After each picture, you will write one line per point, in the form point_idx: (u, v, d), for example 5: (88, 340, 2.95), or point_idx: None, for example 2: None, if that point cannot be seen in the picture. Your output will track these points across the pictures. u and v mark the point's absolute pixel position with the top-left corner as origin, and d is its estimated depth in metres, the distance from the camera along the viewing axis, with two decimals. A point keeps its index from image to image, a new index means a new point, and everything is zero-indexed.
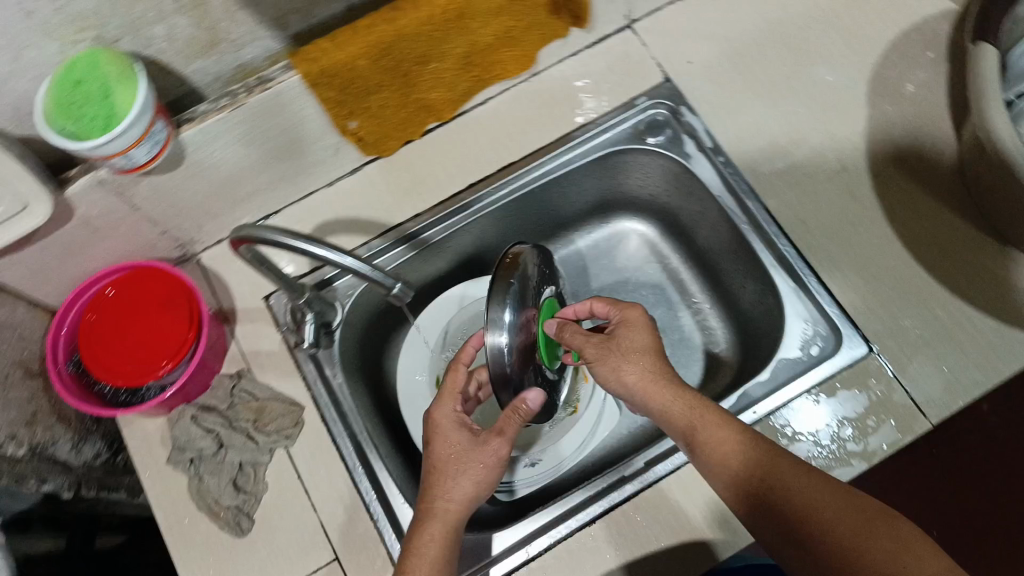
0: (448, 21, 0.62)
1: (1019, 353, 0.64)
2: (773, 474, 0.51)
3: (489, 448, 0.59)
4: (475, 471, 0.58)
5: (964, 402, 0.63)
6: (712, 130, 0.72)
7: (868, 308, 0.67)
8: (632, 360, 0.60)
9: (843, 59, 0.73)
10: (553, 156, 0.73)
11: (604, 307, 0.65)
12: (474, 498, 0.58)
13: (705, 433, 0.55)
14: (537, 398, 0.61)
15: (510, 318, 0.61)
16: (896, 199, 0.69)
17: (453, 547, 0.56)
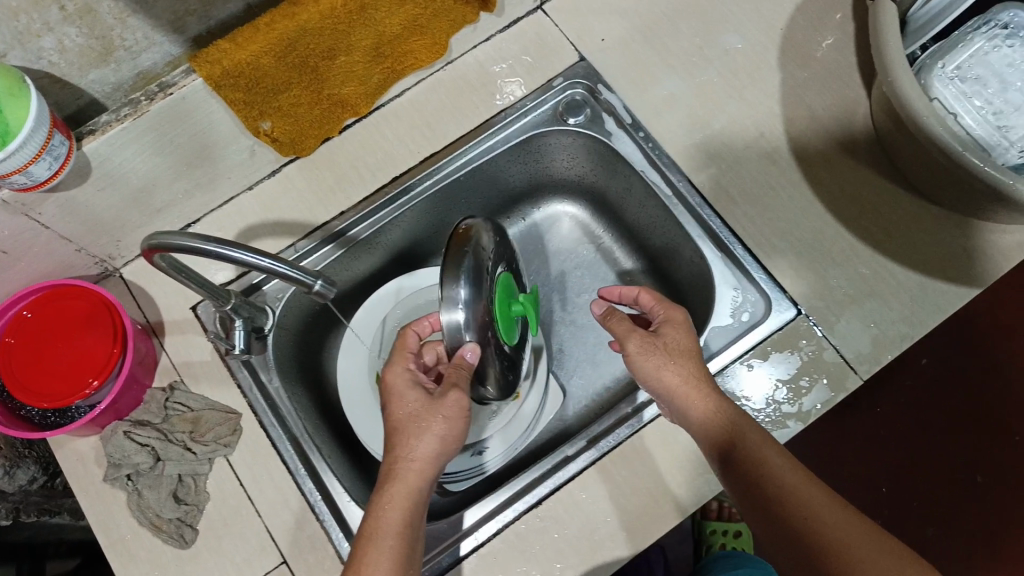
0: (352, 14, 0.61)
1: (939, 304, 0.66)
2: (809, 508, 0.54)
3: (449, 402, 0.60)
4: (434, 428, 0.58)
5: (891, 356, 0.65)
6: (630, 105, 0.73)
7: (794, 271, 0.68)
8: (683, 358, 0.61)
9: (750, 26, 0.74)
10: (475, 144, 0.73)
11: (648, 301, 0.67)
12: (437, 455, 0.58)
13: (748, 451, 0.57)
14: (473, 355, 0.62)
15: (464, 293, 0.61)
16: (814, 162, 0.70)
17: (412, 511, 0.56)
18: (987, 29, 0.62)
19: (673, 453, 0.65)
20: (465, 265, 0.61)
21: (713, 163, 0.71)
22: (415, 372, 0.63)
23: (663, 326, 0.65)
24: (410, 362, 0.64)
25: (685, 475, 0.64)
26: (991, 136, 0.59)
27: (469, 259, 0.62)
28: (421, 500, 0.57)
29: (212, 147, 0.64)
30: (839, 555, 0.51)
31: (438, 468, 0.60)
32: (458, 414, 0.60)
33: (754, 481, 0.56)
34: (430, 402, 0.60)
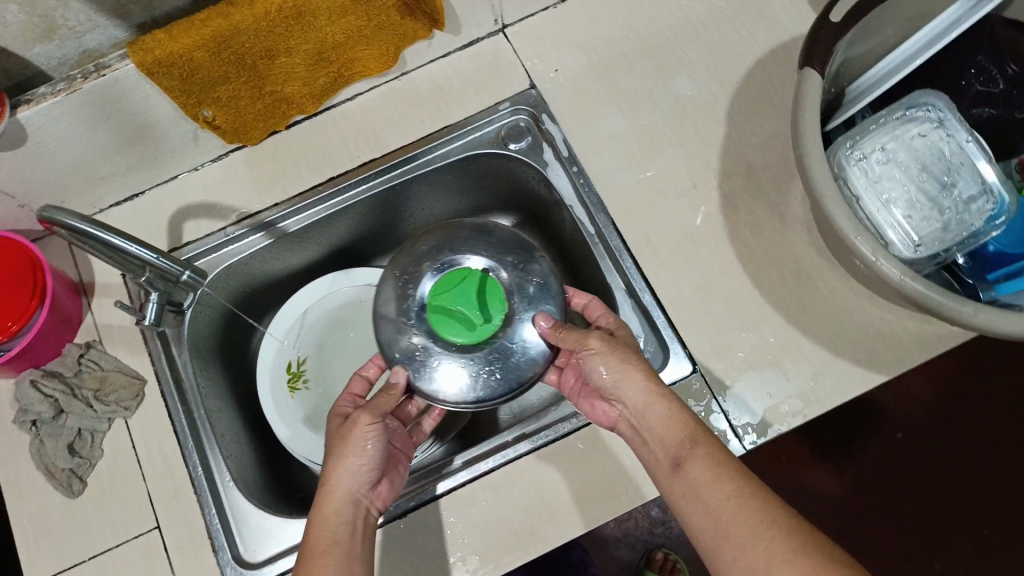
0: (289, 18, 0.62)
1: (839, 384, 0.65)
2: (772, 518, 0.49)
3: (350, 426, 0.59)
4: (340, 451, 0.58)
5: (780, 429, 0.64)
6: (570, 139, 0.73)
7: (698, 327, 0.68)
8: (633, 361, 0.59)
9: (705, 75, 0.73)
10: (412, 157, 0.74)
11: (596, 308, 0.67)
12: (354, 472, 0.58)
13: (707, 454, 0.53)
14: (398, 375, 0.63)
15: (382, 304, 0.67)
16: (741, 221, 0.70)
17: (341, 525, 0.56)
18: (911, 112, 0.62)
19: (541, 487, 0.66)
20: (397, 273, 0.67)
21: (641, 208, 0.71)
22: (345, 403, 0.65)
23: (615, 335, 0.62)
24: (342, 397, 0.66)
25: (546, 512, 0.65)
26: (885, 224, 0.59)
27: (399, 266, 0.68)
28: (347, 519, 0.56)
29: (153, 128, 0.67)
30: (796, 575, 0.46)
31: (370, 485, 0.59)
32: (369, 432, 0.59)
33: (710, 484, 0.52)
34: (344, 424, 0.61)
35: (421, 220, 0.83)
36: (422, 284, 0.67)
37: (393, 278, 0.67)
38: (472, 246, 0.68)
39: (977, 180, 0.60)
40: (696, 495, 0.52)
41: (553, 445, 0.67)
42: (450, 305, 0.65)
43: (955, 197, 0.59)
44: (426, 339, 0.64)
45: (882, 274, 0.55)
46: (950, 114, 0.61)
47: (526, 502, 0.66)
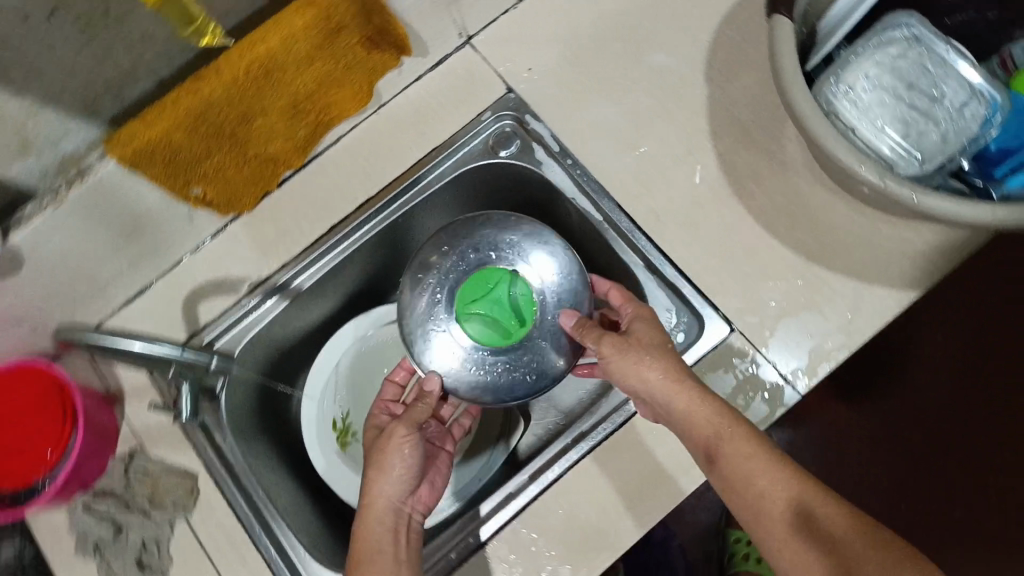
0: (258, 79, 0.60)
1: (874, 309, 0.66)
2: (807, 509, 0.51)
3: (388, 435, 0.63)
4: (378, 461, 0.62)
5: (829, 367, 0.65)
6: (558, 133, 0.73)
7: (726, 287, 0.68)
8: (651, 359, 0.59)
9: (677, 42, 0.73)
10: (406, 186, 0.74)
11: (620, 294, 0.66)
12: (392, 481, 0.61)
13: (737, 450, 0.54)
14: (432, 383, 0.65)
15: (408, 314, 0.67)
16: (745, 175, 0.70)
17: (385, 534, 0.60)
18: (889, 35, 0.63)
19: (615, 479, 0.66)
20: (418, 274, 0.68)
21: (643, 186, 0.71)
22: (381, 412, 0.69)
23: (637, 326, 0.62)
24: (380, 411, 0.69)
25: (627, 501, 0.65)
26: (890, 147, 0.60)
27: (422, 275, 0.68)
28: (388, 526, 0.60)
29: (147, 219, 0.66)
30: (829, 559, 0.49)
31: (410, 490, 0.63)
32: (405, 441, 0.63)
33: (747, 479, 0.53)
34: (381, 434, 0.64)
35: None
36: (449, 291, 0.67)
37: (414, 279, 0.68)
38: (499, 239, 0.69)
39: (963, 85, 0.61)
40: (735, 491, 0.54)
41: (614, 436, 0.67)
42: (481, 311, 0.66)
43: (948, 106, 0.61)
44: (461, 347, 0.66)
45: (896, 197, 0.56)
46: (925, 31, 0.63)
47: (605, 496, 0.66)
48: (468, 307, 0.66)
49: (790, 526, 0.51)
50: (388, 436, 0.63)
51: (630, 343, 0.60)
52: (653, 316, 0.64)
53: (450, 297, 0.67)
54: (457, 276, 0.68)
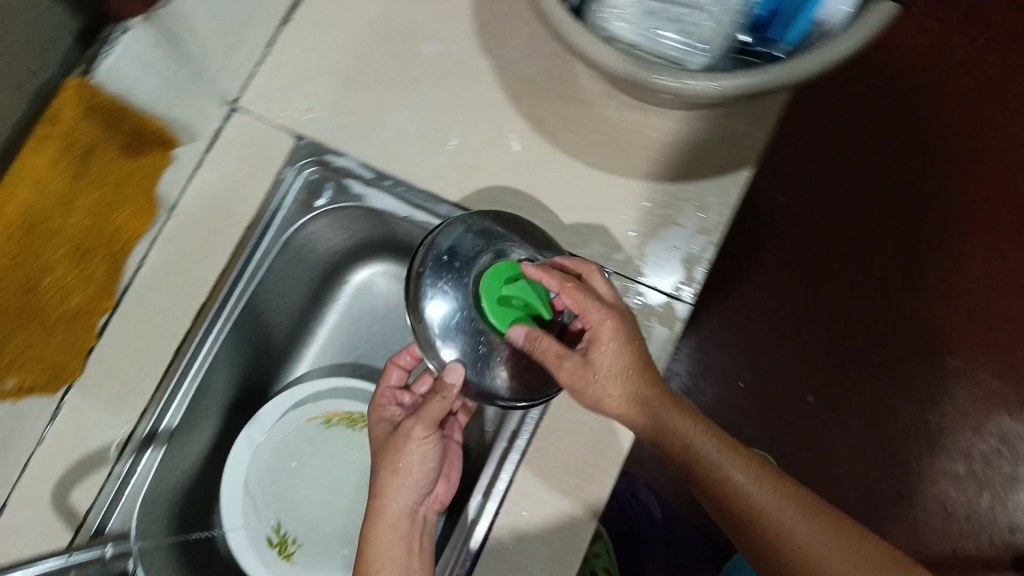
0: (25, 238, 0.54)
1: (720, 197, 0.67)
2: (776, 496, 0.55)
3: (405, 438, 0.60)
4: (393, 463, 0.60)
5: (703, 268, 0.66)
6: (367, 159, 0.70)
7: (584, 237, 0.68)
8: (616, 387, 0.56)
9: (438, 25, 0.71)
10: (237, 275, 0.68)
11: (577, 303, 0.57)
12: (409, 486, 0.60)
13: (714, 452, 0.56)
14: (454, 374, 0.59)
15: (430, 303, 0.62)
16: (557, 125, 0.69)
17: (397, 540, 0.59)
18: None
19: (563, 460, 0.64)
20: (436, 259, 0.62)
21: (469, 176, 0.69)
22: (387, 402, 0.68)
23: (610, 349, 0.56)
24: (385, 410, 0.67)
25: (584, 474, 0.63)
26: (671, 49, 0.60)
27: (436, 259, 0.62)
28: (401, 533, 0.60)
29: None
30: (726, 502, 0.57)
31: (425, 489, 0.62)
32: (426, 440, 0.60)
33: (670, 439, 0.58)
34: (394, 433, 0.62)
35: (283, 323, 0.77)
36: (472, 282, 0.62)
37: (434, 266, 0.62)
38: (517, 235, 0.63)
39: None
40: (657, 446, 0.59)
41: (544, 421, 0.65)
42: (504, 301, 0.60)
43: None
44: (484, 338, 0.61)
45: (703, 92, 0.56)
46: None
47: (563, 480, 0.63)
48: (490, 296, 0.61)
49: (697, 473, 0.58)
50: (404, 436, 0.60)
51: (597, 381, 0.57)
52: (623, 326, 0.57)
53: (473, 293, 0.62)
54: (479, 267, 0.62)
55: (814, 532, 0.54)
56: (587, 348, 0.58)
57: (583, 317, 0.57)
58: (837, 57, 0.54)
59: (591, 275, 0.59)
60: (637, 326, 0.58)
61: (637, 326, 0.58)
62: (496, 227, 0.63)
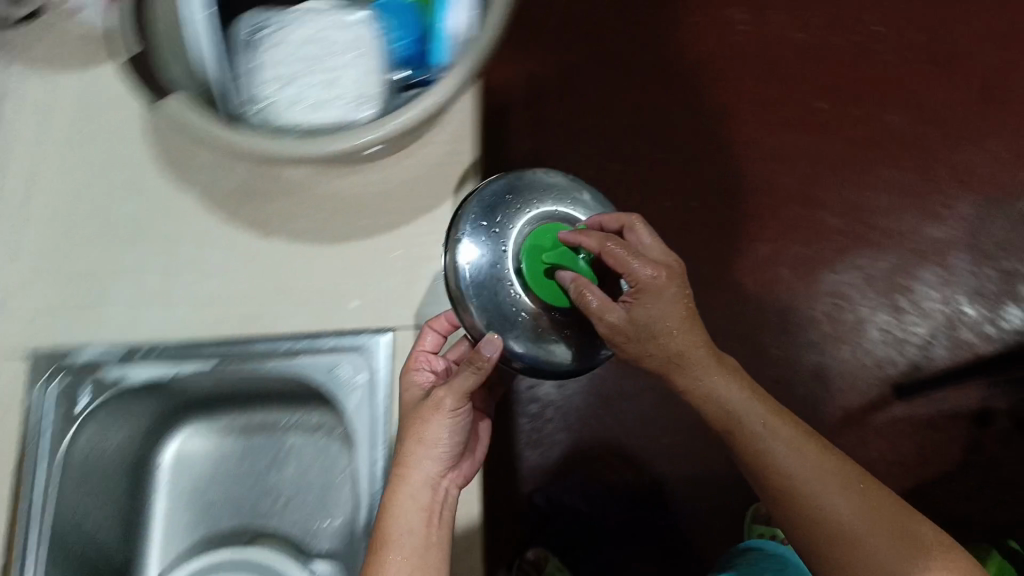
0: None
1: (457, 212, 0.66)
2: (809, 467, 0.63)
3: (434, 404, 0.59)
4: (419, 428, 0.59)
5: None
6: (109, 342, 0.66)
7: (353, 311, 0.66)
8: (654, 344, 0.59)
9: (125, 179, 0.67)
10: (32, 521, 0.66)
11: (619, 264, 0.57)
12: (433, 455, 0.59)
13: (757, 420, 0.63)
14: (490, 348, 0.56)
15: (467, 265, 0.57)
16: (283, 219, 0.66)
17: (418, 512, 0.58)
18: (257, 39, 0.62)
19: None
20: (480, 206, 0.59)
21: (222, 309, 0.66)
22: (420, 366, 0.64)
23: (653, 307, 0.58)
24: (419, 373, 0.63)
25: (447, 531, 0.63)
26: (335, 114, 0.58)
27: (474, 213, 0.58)
28: (422, 505, 0.59)
29: None
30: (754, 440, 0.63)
31: (450, 461, 0.61)
32: (456, 406, 0.59)
33: (700, 389, 0.63)
34: (424, 398, 0.60)
35: (113, 533, 0.72)
36: (516, 238, 0.58)
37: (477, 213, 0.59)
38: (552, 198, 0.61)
39: (343, 17, 0.62)
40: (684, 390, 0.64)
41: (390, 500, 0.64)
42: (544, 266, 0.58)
43: (331, 44, 0.60)
44: (523, 304, 0.58)
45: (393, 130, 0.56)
46: (274, 18, 0.62)
47: None
48: (534, 257, 0.58)
49: (724, 414, 0.64)
50: (434, 403, 0.59)
51: (637, 337, 0.58)
52: (667, 280, 0.58)
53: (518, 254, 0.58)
54: (528, 222, 0.59)
55: (839, 505, 0.62)
56: (630, 303, 0.58)
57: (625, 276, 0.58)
58: (486, 48, 0.56)
59: (632, 232, 0.60)
60: (680, 278, 0.60)
61: (680, 282, 0.59)
62: (544, 183, 0.61)
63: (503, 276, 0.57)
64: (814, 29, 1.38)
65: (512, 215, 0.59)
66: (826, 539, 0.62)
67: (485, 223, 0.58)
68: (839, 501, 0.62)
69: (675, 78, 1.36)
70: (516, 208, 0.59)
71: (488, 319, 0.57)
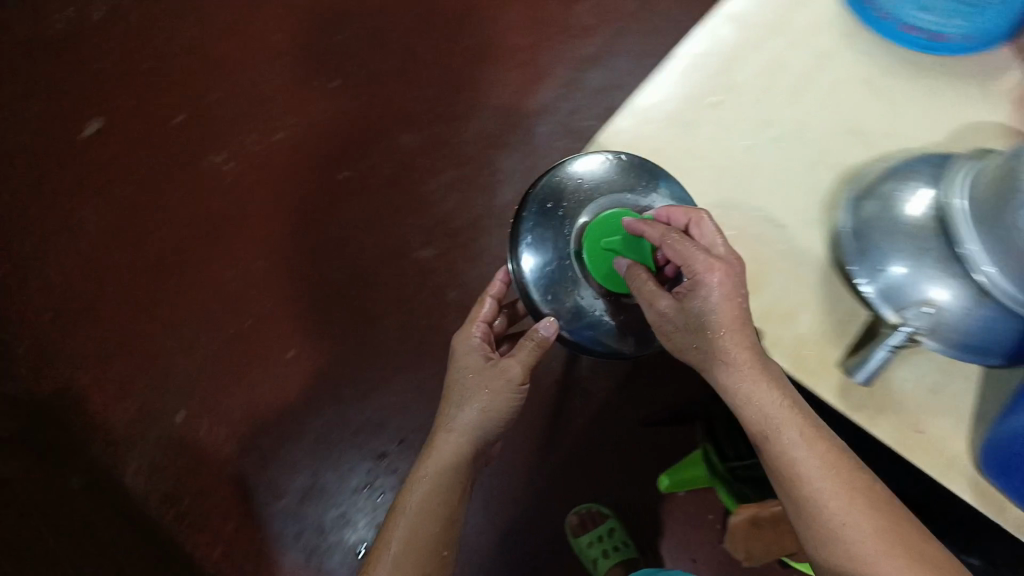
0: None
1: None
2: (840, 477, 0.71)
3: (499, 374, 0.87)
4: (481, 395, 0.87)
5: None
6: None
7: None
8: (702, 336, 0.74)
9: None
10: None
11: (677, 253, 0.75)
12: (477, 423, 0.87)
13: (787, 425, 0.72)
14: (546, 328, 0.83)
15: (531, 251, 0.86)
16: None
17: (452, 474, 0.85)
18: None
19: None
20: (555, 220, 0.86)
21: None
22: (480, 328, 0.93)
23: (711, 291, 0.72)
24: (478, 326, 0.93)
25: None
26: None
27: (546, 198, 0.87)
28: (455, 480, 0.85)
29: None
30: (770, 430, 0.73)
31: (493, 425, 0.88)
32: (517, 375, 0.87)
33: (749, 386, 0.73)
34: (494, 364, 0.89)
35: None
36: (575, 236, 0.85)
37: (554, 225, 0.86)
38: (614, 193, 0.85)
39: None
40: (729, 392, 0.74)
41: None
42: (602, 254, 0.83)
43: None
44: (591, 288, 0.85)
45: None
46: None
47: None
48: (594, 240, 0.84)
49: (753, 407, 0.73)
50: (504, 371, 0.88)
51: (681, 325, 0.76)
52: (733, 283, 0.72)
53: (577, 241, 0.85)
54: (585, 220, 0.85)
55: (864, 524, 0.68)
56: (683, 294, 0.76)
57: (685, 268, 0.74)
58: None
59: (698, 226, 0.75)
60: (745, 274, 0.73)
61: (738, 285, 0.72)
62: (614, 179, 0.85)
63: (565, 257, 0.85)
64: (300, 119, 1.40)
65: (575, 214, 0.86)
66: (845, 547, 0.68)
67: (559, 220, 0.86)
68: (858, 502, 0.69)
69: (216, 240, 1.33)
70: (580, 195, 0.86)
71: (551, 302, 0.85)
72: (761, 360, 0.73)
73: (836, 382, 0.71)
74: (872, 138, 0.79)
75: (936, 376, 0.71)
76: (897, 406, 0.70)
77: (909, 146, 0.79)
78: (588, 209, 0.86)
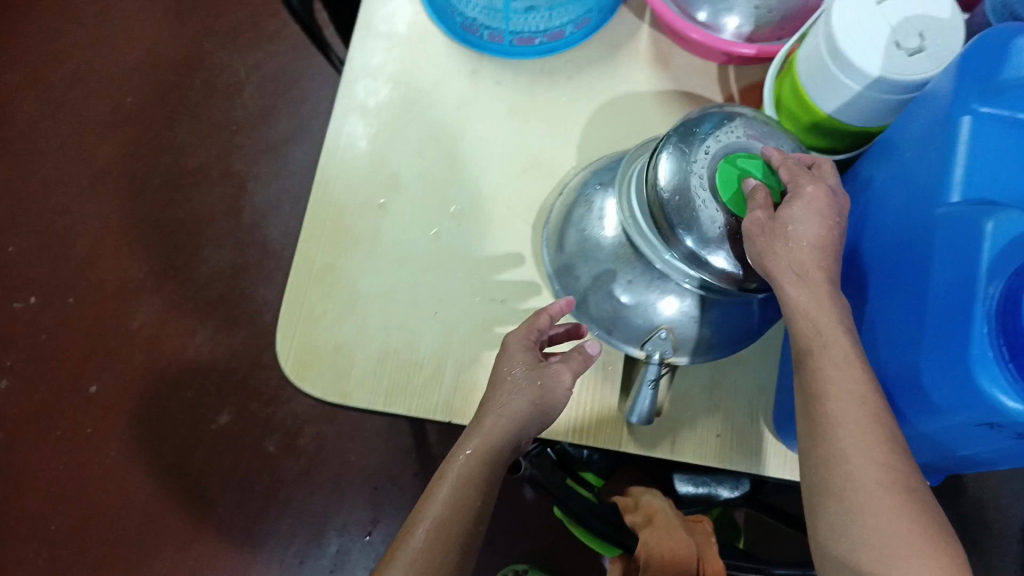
0: None
1: None
2: (877, 440, 0.48)
3: (554, 369, 0.61)
4: (520, 399, 0.59)
5: None
6: None
7: None
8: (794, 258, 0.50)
9: None
10: None
11: (792, 171, 0.51)
12: (510, 437, 0.58)
13: (833, 345, 0.50)
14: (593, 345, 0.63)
15: (687, 190, 0.50)
16: None
17: (466, 521, 0.58)
18: None
19: None
20: (696, 132, 0.51)
21: None
22: (536, 332, 0.63)
23: (797, 213, 0.51)
24: (533, 330, 0.63)
25: None
26: None
27: (689, 130, 0.52)
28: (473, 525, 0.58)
29: None
30: (811, 345, 0.51)
31: (521, 445, 0.60)
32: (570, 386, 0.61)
33: (808, 288, 0.51)
34: (546, 363, 0.61)
35: None
36: (711, 161, 0.51)
37: (695, 138, 0.51)
38: (757, 139, 0.53)
39: None
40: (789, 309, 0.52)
41: None
42: (738, 172, 0.52)
43: None
44: (729, 235, 0.51)
45: None
46: None
47: None
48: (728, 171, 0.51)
49: (800, 312, 0.51)
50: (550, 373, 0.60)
51: (783, 245, 0.50)
52: (823, 201, 0.52)
53: (716, 178, 0.51)
54: (727, 146, 0.52)
55: (873, 506, 0.48)
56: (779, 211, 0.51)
57: (795, 182, 0.51)
58: None
59: (818, 167, 0.54)
60: (844, 207, 0.54)
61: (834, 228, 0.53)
62: (754, 125, 0.53)
63: (706, 201, 0.50)
64: (17, 356, 1.24)
65: (715, 156, 0.51)
66: (845, 477, 0.49)
67: (702, 163, 0.51)
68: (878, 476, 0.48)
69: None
70: (718, 135, 0.52)
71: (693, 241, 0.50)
72: (829, 289, 0.51)
73: (627, 431, 0.68)
74: (547, 165, 0.74)
75: (709, 374, 0.69)
76: (690, 423, 0.68)
77: (585, 155, 0.74)
78: (723, 149, 0.51)
